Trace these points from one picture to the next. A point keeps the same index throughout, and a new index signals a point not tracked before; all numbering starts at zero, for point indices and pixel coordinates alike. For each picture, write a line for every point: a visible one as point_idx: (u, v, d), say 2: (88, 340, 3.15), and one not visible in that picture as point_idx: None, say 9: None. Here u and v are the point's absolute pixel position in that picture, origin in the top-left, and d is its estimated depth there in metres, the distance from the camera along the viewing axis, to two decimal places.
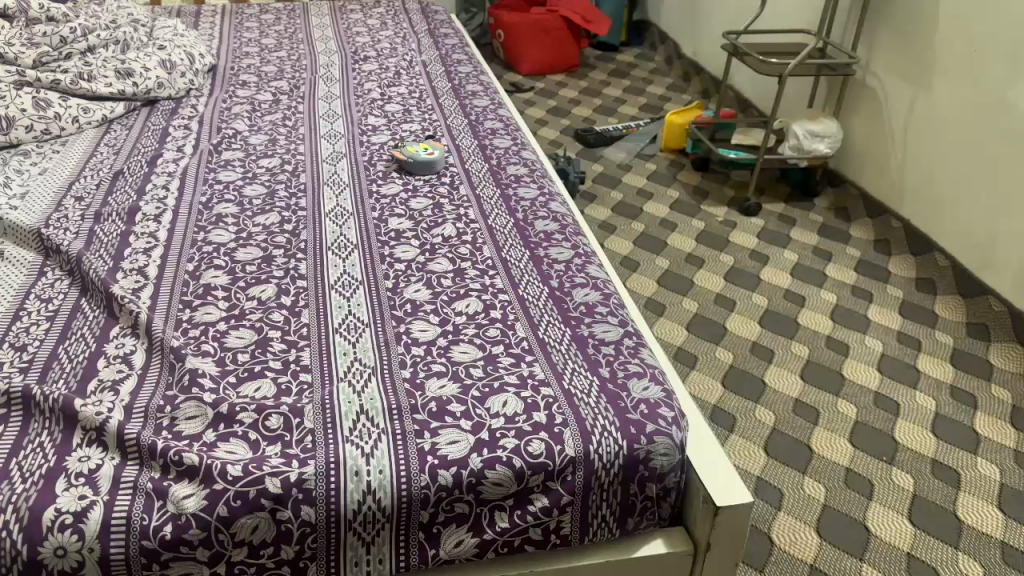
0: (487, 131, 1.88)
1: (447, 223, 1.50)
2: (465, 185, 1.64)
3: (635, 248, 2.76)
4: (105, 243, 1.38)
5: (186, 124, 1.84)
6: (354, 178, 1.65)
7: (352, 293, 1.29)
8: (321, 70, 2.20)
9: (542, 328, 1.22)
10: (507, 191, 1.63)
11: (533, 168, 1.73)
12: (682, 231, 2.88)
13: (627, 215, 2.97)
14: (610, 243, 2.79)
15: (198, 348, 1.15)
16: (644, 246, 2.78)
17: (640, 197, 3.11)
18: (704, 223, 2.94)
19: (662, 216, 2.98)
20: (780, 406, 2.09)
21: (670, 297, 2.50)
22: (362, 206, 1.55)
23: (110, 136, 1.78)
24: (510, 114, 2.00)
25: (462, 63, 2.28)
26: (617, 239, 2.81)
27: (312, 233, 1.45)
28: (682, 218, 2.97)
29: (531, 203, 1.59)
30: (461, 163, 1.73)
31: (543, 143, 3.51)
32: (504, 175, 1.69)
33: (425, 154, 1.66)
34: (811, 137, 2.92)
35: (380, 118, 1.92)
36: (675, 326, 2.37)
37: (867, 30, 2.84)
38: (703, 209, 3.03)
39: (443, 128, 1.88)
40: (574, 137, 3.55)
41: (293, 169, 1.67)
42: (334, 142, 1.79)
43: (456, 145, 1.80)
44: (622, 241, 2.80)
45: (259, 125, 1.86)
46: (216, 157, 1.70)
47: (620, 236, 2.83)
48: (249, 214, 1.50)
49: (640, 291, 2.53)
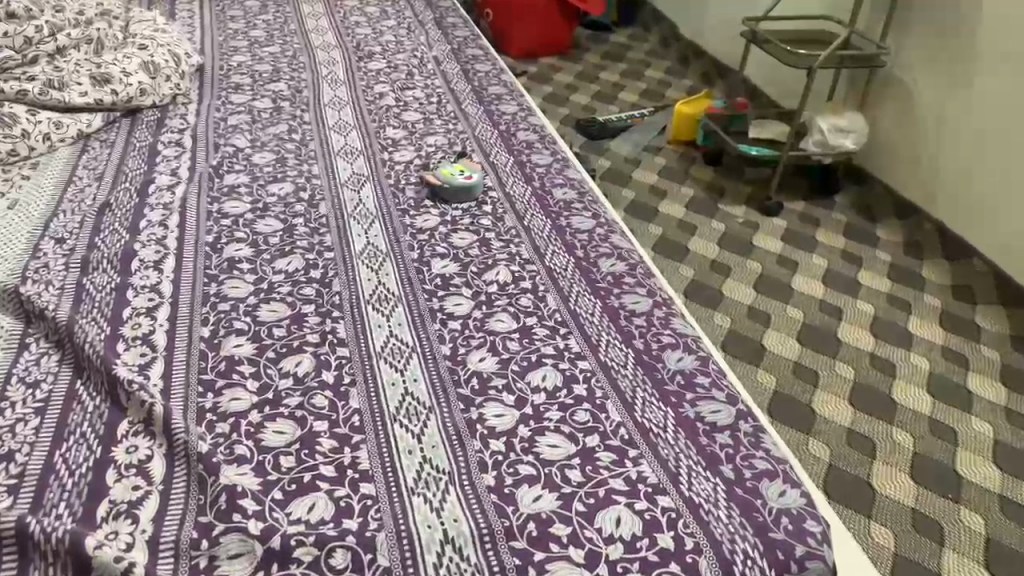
0: (522, 144, 1.67)
1: (500, 266, 1.30)
2: (511, 215, 1.44)
3: (658, 256, 2.59)
4: (98, 303, 1.16)
5: (178, 141, 1.60)
6: (382, 207, 1.43)
7: (405, 364, 1.09)
8: (323, 69, 1.95)
9: (639, 408, 1.03)
10: (559, 220, 1.43)
11: (581, 191, 1.53)
12: (703, 234, 2.71)
13: (643, 216, 2.80)
14: None
15: (230, 452, 0.94)
16: (666, 253, 2.60)
17: (653, 196, 2.92)
18: (725, 224, 2.76)
19: (680, 218, 2.79)
20: (834, 439, 1.94)
21: (701, 312, 2.33)
22: (397, 243, 1.34)
23: (89, 156, 1.53)
24: (544, 122, 1.79)
25: (478, 59, 2.06)
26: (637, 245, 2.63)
27: (344, 282, 1.24)
28: (700, 219, 2.79)
29: (590, 235, 1.39)
30: (501, 186, 1.52)
31: None
32: (553, 201, 1.49)
33: (463, 178, 1.45)
34: (836, 133, 2.74)
35: (399, 130, 1.69)
36: None
37: (899, 19, 2.66)
38: (721, 208, 2.85)
39: (472, 142, 1.66)
40: (576, 129, 3.34)
41: (310, 197, 1.45)
42: (351, 161, 1.57)
43: (491, 163, 1.59)
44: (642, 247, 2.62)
45: (262, 140, 1.63)
46: (219, 184, 1.47)
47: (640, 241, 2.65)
48: (268, 260, 1.28)
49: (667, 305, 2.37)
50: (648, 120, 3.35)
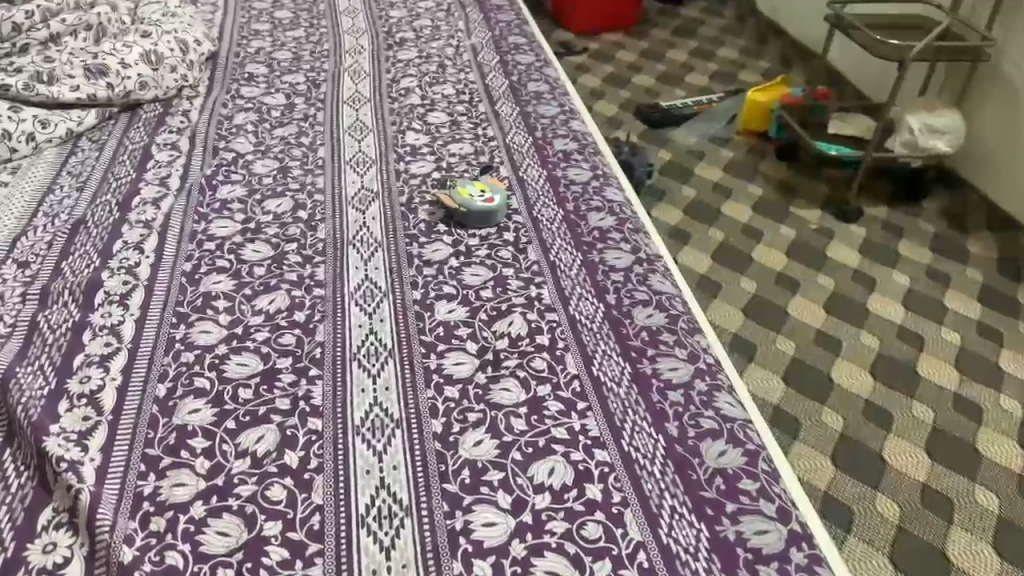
0: (558, 157, 1.46)
1: (514, 313, 1.11)
2: (535, 246, 1.24)
3: (720, 267, 2.34)
4: (48, 346, 1.02)
5: (175, 143, 1.44)
6: (389, 231, 1.25)
7: (386, 445, 0.91)
8: (347, 58, 1.77)
9: (665, 524, 0.83)
10: (592, 256, 1.23)
11: (621, 217, 1.32)
12: (770, 241, 2.46)
13: (706, 218, 2.55)
14: (686, 257, 2.38)
15: (161, 560, 0.79)
16: (728, 262, 2.36)
17: (717, 195, 2.66)
18: (795, 230, 2.50)
19: (745, 221, 2.55)
20: (905, 498, 1.71)
21: (764, 336, 2.10)
22: (399, 280, 1.16)
23: (75, 160, 1.38)
24: (587, 128, 1.58)
25: (521, 49, 1.85)
26: (697, 253, 2.40)
27: (330, 328, 1.07)
28: (768, 224, 2.53)
29: (627, 277, 1.19)
30: (528, 209, 1.32)
31: (600, 122, 3.05)
32: (587, 231, 1.28)
33: (483, 202, 1.26)
34: (927, 133, 2.44)
35: (421, 135, 1.50)
36: (771, 376, 1.99)
37: (1009, 6, 2.32)
38: (792, 211, 2.59)
39: (502, 152, 1.46)
40: (637, 115, 3.08)
41: (310, 217, 1.28)
42: (362, 172, 1.39)
43: (520, 179, 1.39)
44: (700, 254, 2.39)
45: (267, 144, 1.46)
46: (211, 197, 1.31)
47: (700, 248, 2.42)
48: (248, 296, 1.11)
49: (727, 327, 2.13)
50: (716, 107, 3.07)
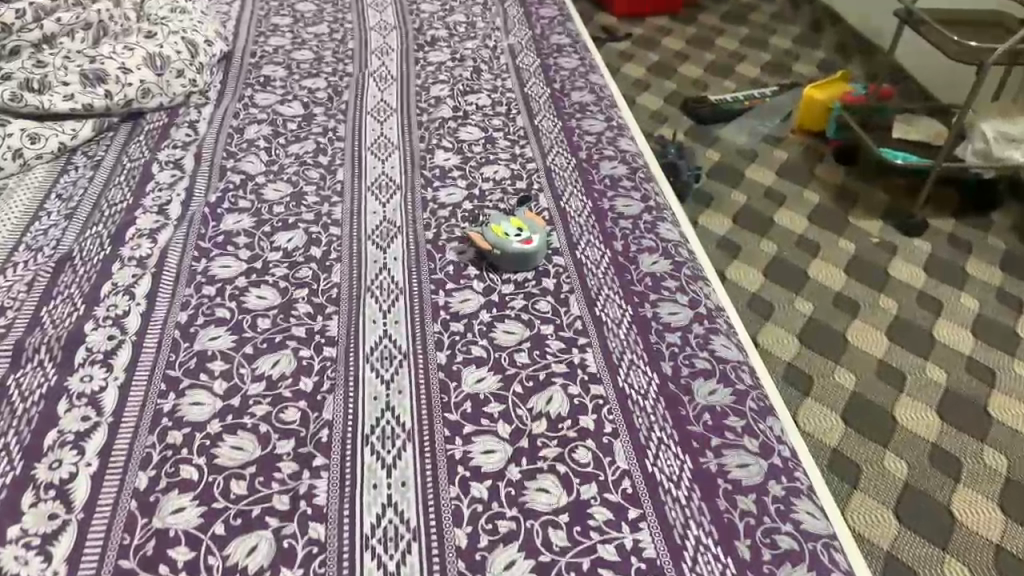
0: (605, 184, 1.30)
1: (554, 384, 0.95)
2: (579, 296, 1.08)
3: (772, 284, 2.16)
4: (18, 420, 0.89)
5: (178, 161, 1.30)
6: (412, 275, 1.10)
7: (401, 564, 0.77)
8: (373, 60, 1.61)
9: None
10: (644, 309, 1.07)
11: (677, 260, 1.16)
12: (825, 255, 2.26)
13: (757, 225, 2.36)
14: (734, 272, 2.20)
15: None
16: (781, 278, 2.17)
17: (768, 202, 2.46)
18: (853, 244, 2.30)
19: (798, 231, 2.35)
20: (976, 559, 1.53)
21: (821, 365, 1.92)
22: (421, 337, 1.01)
23: (66, 180, 1.24)
24: (636, 148, 1.41)
25: (564, 51, 1.68)
26: (747, 265, 2.21)
27: (340, 400, 0.92)
28: (824, 236, 2.34)
29: (685, 338, 1.03)
30: (571, 249, 1.16)
31: (643, 117, 2.85)
32: (638, 278, 1.12)
33: (520, 243, 1.10)
34: (1003, 142, 2.22)
35: (451, 154, 1.35)
36: (826, 411, 1.81)
37: None
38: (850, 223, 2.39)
39: (541, 177, 1.30)
40: (683, 109, 2.88)
41: (324, 255, 1.13)
42: (385, 200, 1.24)
43: (562, 211, 1.23)
44: (750, 269, 2.20)
45: (280, 163, 1.31)
46: (213, 226, 1.17)
47: (752, 261, 2.23)
48: (248, 356, 0.97)
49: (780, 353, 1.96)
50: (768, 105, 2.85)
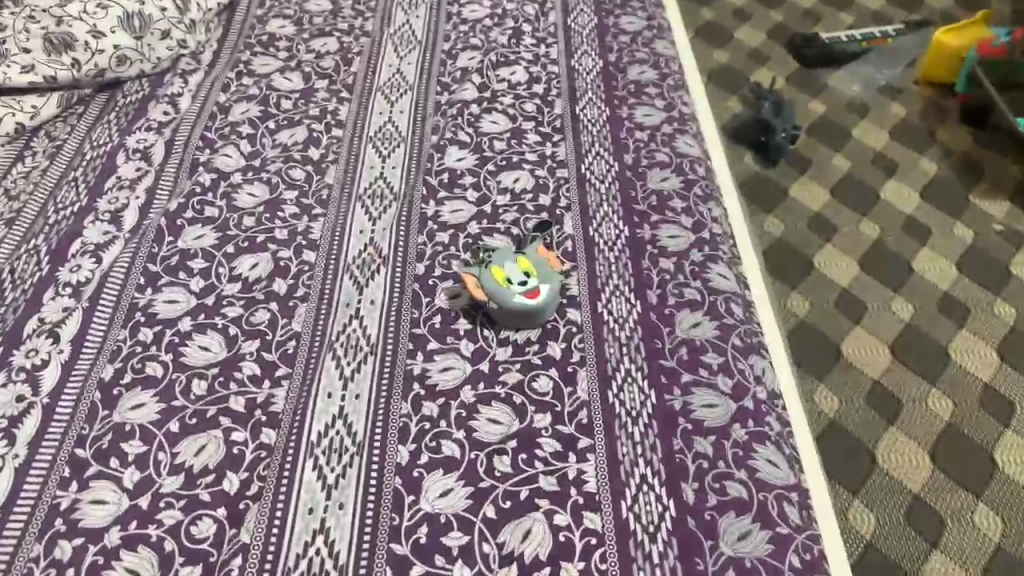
0: (650, 203, 1.05)
1: (537, 509, 0.74)
2: (591, 370, 0.86)
3: (862, 269, 1.67)
4: None
5: (147, 149, 1.11)
6: (387, 328, 0.89)
7: None
8: (397, 13, 1.36)
9: None
10: (672, 397, 0.84)
11: (726, 322, 0.92)
12: (939, 239, 1.71)
13: (856, 182, 1.82)
14: (821, 257, 1.69)
15: None
16: (875, 261, 1.68)
17: (875, 165, 1.85)
18: (979, 225, 1.74)
19: (909, 207, 1.77)
20: None
21: (908, 388, 1.49)
22: (382, 423, 0.81)
23: (19, 169, 1.08)
24: (697, 150, 1.14)
25: (628, 7, 1.38)
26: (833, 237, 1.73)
27: (265, 514, 0.74)
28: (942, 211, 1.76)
29: (719, 446, 0.80)
30: (592, 298, 0.93)
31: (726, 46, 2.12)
32: (672, 348, 0.89)
33: (523, 296, 0.88)
34: None
35: (466, 152, 1.11)
36: (913, 452, 1.40)
37: None
38: (979, 199, 1.78)
39: (571, 190, 1.06)
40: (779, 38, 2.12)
41: (289, 291, 0.93)
42: (375, 213, 1.02)
43: (589, 243, 0.99)
44: (841, 254, 1.70)
45: (263, 155, 1.11)
46: (169, 243, 0.99)
47: (841, 233, 1.73)
48: (171, 436, 0.80)
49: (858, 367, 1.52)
50: (898, 40, 2.06)
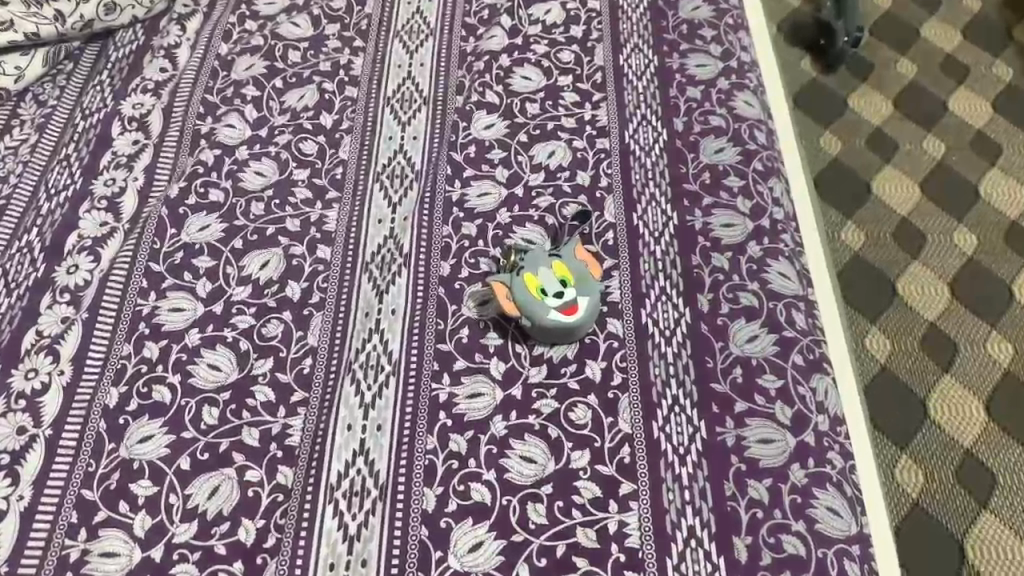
0: (702, 182, 0.93)
1: (575, 570, 0.69)
2: (635, 397, 0.78)
3: (924, 195, 1.52)
4: None
5: (143, 116, 1.00)
6: (411, 344, 0.82)
7: None
8: None
9: None
10: (724, 431, 0.76)
11: (787, 336, 0.82)
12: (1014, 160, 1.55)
13: (923, 92, 1.63)
14: (882, 182, 1.54)
15: None
16: (938, 185, 1.53)
17: (946, 72, 1.65)
18: None
19: (982, 122, 1.59)
20: None
21: (966, 333, 1.38)
22: (406, 461, 0.75)
23: (8, 143, 0.99)
24: (757, 109, 1.00)
25: None
26: (893, 156, 1.57)
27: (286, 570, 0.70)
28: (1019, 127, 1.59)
29: (774, 492, 0.73)
30: (637, 305, 0.84)
31: None
32: (725, 368, 0.80)
33: (560, 311, 0.79)
34: None
35: (496, 118, 1.00)
36: (969, 406, 1.32)
37: None
38: None
39: (614, 167, 0.95)
40: None
41: (303, 297, 0.85)
42: (396, 198, 0.93)
43: (634, 235, 0.89)
44: (904, 178, 1.54)
45: (270, 123, 1.00)
46: (171, 237, 0.90)
47: (903, 153, 1.57)
48: (182, 474, 0.75)
49: (914, 308, 1.41)
50: None
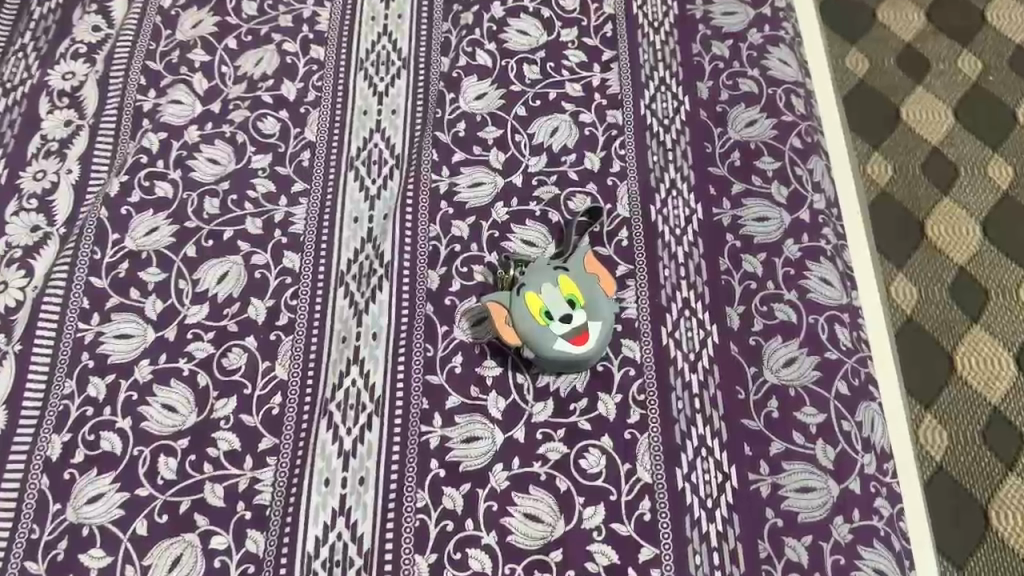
0: (730, 164, 0.80)
1: None
2: (655, 439, 0.68)
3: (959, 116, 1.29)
4: None
5: (75, 89, 0.86)
6: (396, 376, 0.70)
7: None
8: None
9: None
10: (758, 479, 0.66)
11: (830, 357, 0.71)
12: None
13: None
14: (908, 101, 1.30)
15: None
16: (974, 106, 1.29)
17: None
18: None
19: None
20: None
21: (998, 277, 1.17)
22: (394, 523, 0.65)
23: None
24: (795, 69, 0.86)
25: None
26: (923, 69, 1.32)
27: None
28: None
29: (815, 551, 0.64)
30: (656, 322, 0.72)
31: None
32: (759, 400, 0.69)
33: (567, 341, 0.68)
34: None
35: (488, 85, 0.85)
36: (1002, 366, 1.12)
37: None
38: None
39: (627, 147, 0.81)
40: None
41: (269, 319, 0.73)
42: (374, 191, 0.80)
43: (651, 235, 0.76)
44: (936, 96, 1.30)
45: (224, 95, 0.85)
46: (114, 244, 0.77)
47: (935, 62, 1.33)
48: (138, 541, 0.65)
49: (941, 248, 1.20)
50: None
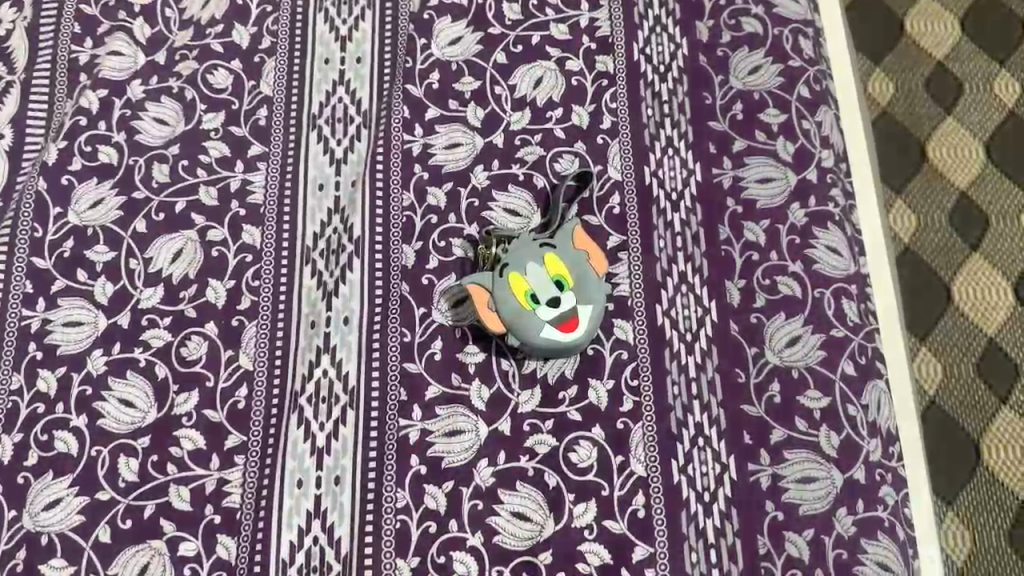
0: (731, 117, 0.73)
1: None
2: (650, 429, 0.63)
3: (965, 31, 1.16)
4: None
5: (2, 39, 0.77)
6: (371, 365, 0.65)
7: None
8: None
9: None
10: (758, 470, 0.63)
11: (836, 335, 0.66)
12: None
13: None
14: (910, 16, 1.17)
15: None
16: (980, 18, 1.17)
17: None
18: None
19: None
20: None
21: (999, 202, 1.09)
22: (372, 525, 0.61)
23: None
24: (804, 4, 0.77)
25: None
26: None
27: None
28: None
29: (816, 546, 0.61)
30: (650, 300, 0.67)
31: None
32: (759, 385, 0.65)
33: (552, 329, 0.63)
34: None
35: (464, 28, 0.76)
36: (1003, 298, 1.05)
37: None
38: None
39: (618, 100, 0.73)
40: None
41: (230, 303, 0.67)
42: (340, 154, 0.73)
43: (645, 201, 0.70)
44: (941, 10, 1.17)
45: (169, 44, 0.76)
46: (56, 220, 0.70)
47: None
48: (102, 549, 0.61)
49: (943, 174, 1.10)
50: None
